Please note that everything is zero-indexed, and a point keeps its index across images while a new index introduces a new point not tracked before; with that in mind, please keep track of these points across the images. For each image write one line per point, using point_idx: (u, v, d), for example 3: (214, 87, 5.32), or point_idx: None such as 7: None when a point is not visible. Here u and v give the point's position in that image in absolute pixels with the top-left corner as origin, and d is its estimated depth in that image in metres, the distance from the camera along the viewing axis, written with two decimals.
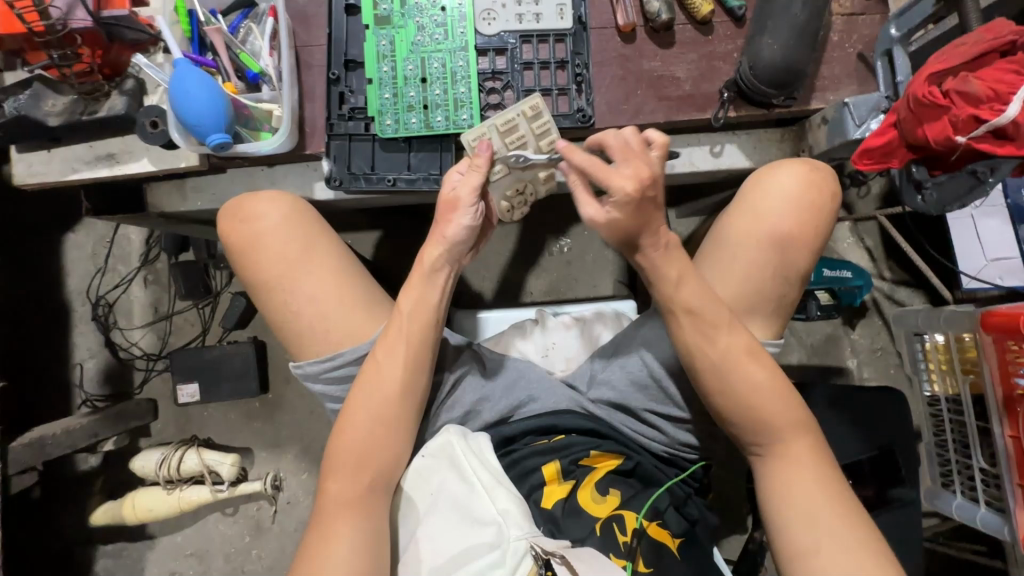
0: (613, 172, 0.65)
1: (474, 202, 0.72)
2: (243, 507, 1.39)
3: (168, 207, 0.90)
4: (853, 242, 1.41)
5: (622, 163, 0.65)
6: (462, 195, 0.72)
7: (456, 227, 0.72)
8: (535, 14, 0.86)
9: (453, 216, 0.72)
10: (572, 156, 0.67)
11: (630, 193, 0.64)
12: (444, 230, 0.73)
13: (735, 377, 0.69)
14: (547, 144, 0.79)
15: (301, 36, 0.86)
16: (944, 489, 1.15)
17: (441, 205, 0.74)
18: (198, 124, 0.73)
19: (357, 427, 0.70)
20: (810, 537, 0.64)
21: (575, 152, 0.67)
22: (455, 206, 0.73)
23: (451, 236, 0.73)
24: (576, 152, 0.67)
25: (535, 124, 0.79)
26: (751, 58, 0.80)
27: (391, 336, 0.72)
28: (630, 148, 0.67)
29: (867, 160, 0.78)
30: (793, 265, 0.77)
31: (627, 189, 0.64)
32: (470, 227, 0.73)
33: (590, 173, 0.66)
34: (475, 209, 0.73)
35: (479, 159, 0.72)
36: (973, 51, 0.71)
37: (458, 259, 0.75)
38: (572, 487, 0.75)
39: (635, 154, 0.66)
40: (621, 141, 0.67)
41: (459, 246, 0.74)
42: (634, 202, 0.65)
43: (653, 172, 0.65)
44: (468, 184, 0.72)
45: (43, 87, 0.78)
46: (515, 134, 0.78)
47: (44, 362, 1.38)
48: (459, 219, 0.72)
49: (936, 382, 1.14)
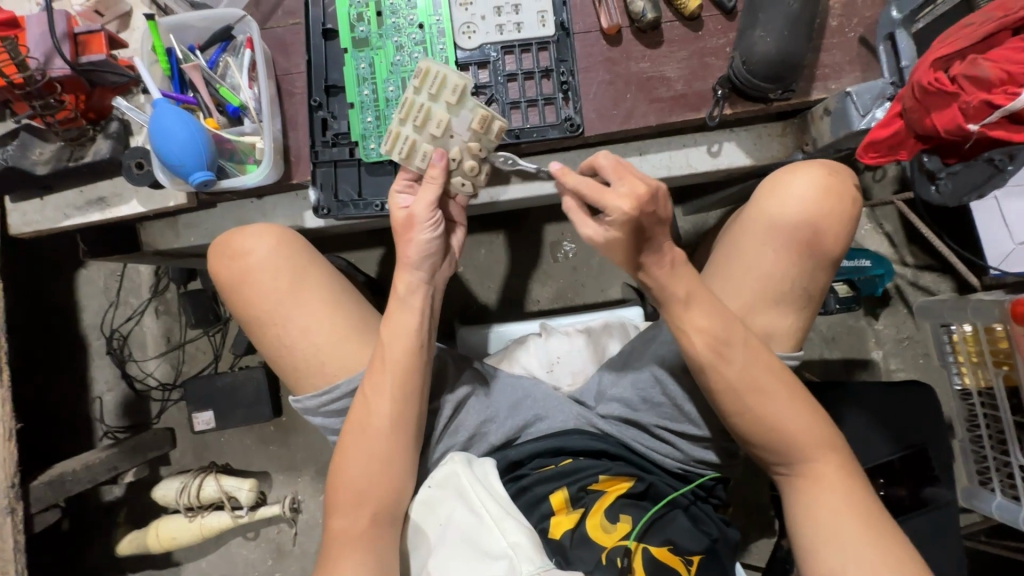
0: (606, 192, 0.61)
1: (429, 214, 0.71)
2: (264, 531, 1.39)
3: (163, 245, 0.91)
4: (872, 229, 1.35)
5: (618, 182, 0.62)
6: (417, 211, 0.70)
7: (417, 244, 0.71)
8: (516, 23, 0.84)
9: (412, 234, 0.71)
10: (566, 179, 0.64)
11: (628, 213, 0.60)
12: (406, 253, 0.71)
13: (754, 395, 0.66)
14: (453, 94, 0.70)
15: (282, 64, 0.85)
16: (982, 488, 1.09)
17: (397, 227, 0.72)
18: (178, 163, 0.73)
19: (354, 464, 0.69)
20: (836, 557, 0.61)
21: (569, 175, 0.64)
22: (412, 223, 0.71)
23: (413, 258, 0.71)
24: (569, 175, 0.63)
25: (427, 86, 0.70)
26: (744, 53, 0.76)
27: (375, 369, 0.70)
28: (624, 165, 0.63)
29: (874, 153, 0.73)
30: (809, 275, 0.73)
31: (623, 210, 0.60)
32: (432, 241, 0.71)
33: (584, 196, 0.63)
34: (434, 223, 0.71)
35: (432, 170, 0.71)
36: (981, 32, 0.67)
37: (431, 272, 0.73)
38: (581, 515, 0.72)
39: (630, 172, 0.62)
40: (612, 161, 0.63)
41: (428, 261, 0.72)
42: (632, 220, 0.60)
43: (650, 187, 0.60)
44: (423, 199, 0.71)
45: (30, 136, 0.79)
46: (418, 111, 0.70)
47: (65, 399, 1.41)
48: (417, 236, 0.71)
49: (967, 375, 1.08)
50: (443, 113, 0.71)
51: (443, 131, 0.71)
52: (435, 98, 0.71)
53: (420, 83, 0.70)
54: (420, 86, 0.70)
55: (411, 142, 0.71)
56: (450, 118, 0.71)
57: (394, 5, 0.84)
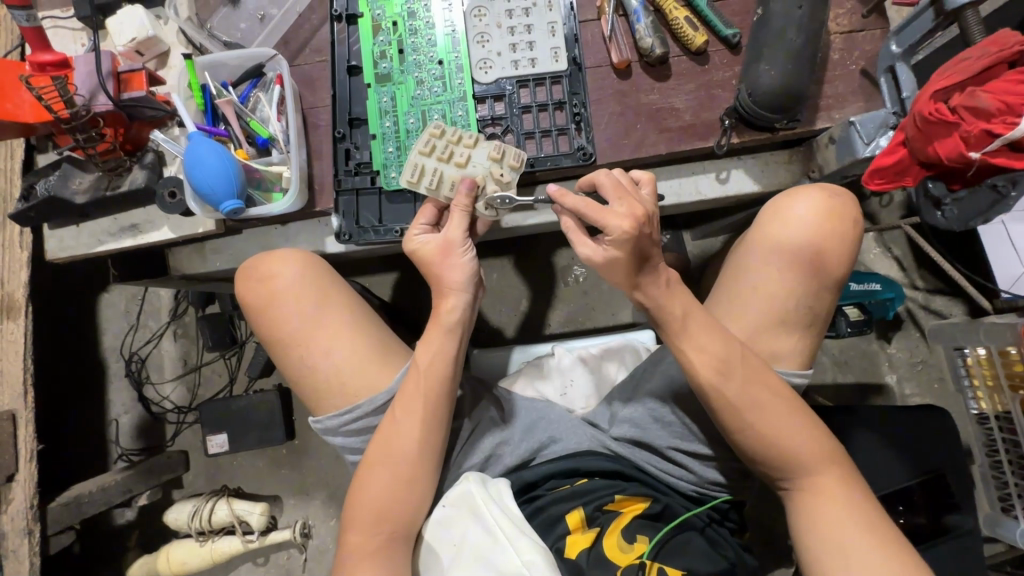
0: (607, 212, 0.63)
1: (464, 240, 0.73)
2: (274, 556, 1.39)
3: (189, 269, 0.94)
4: (880, 252, 1.36)
5: (617, 203, 0.64)
6: (455, 236, 0.73)
7: (457, 267, 0.73)
8: (531, 59, 0.88)
9: (452, 259, 0.72)
10: (564, 200, 0.66)
11: (629, 232, 0.62)
12: (448, 278, 0.73)
13: (757, 410, 0.67)
14: (470, 139, 0.79)
15: (308, 99, 0.89)
16: (1004, 515, 1.07)
17: (435, 255, 0.73)
18: (211, 192, 0.76)
19: (375, 484, 0.70)
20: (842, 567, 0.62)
21: (567, 197, 0.66)
22: (450, 249, 0.73)
23: (457, 282, 0.72)
24: (568, 195, 0.65)
25: (449, 136, 0.78)
26: (750, 86, 0.79)
27: (409, 394, 0.71)
28: (622, 185, 0.66)
29: (879, 180, 0.76)
30: (815, 296, 0.75)
31: (624, 229, 0.62)
32: (473, 263, 0.73)
33: (584, 215, 0.65)
34: (469, 247, 0.74)
35: (461, 197, 0.72)
36: (977, 65, 0.69)
37: (473, 295, 0.74)
38: (597, 535, 0.72)
39: (629, 193, 0.65)
40: (611, 180, 0.66)
41: (466, 286, 0.73)
42: (633, 239, 0.63)
43: (647, 210, 0.64)
44: (455, 225, 0.73)
45: (71, 167, 0.84)
46: (441, 148, 0.77)
47: (82, 421, 1.43)
48: (458, 260, 0.73)
49: (982, 400, 1.08)
50: (464, 148, 0.78)
51: (464, 162, 0.77)
52: (456, 141, 0.79)
53: (440, 132, 0.78)
54: (441, 133, 0.78)
55: (437, 176, 0.76)
56: (470, 151, 0.78)
57: (415, 43, 0.89)
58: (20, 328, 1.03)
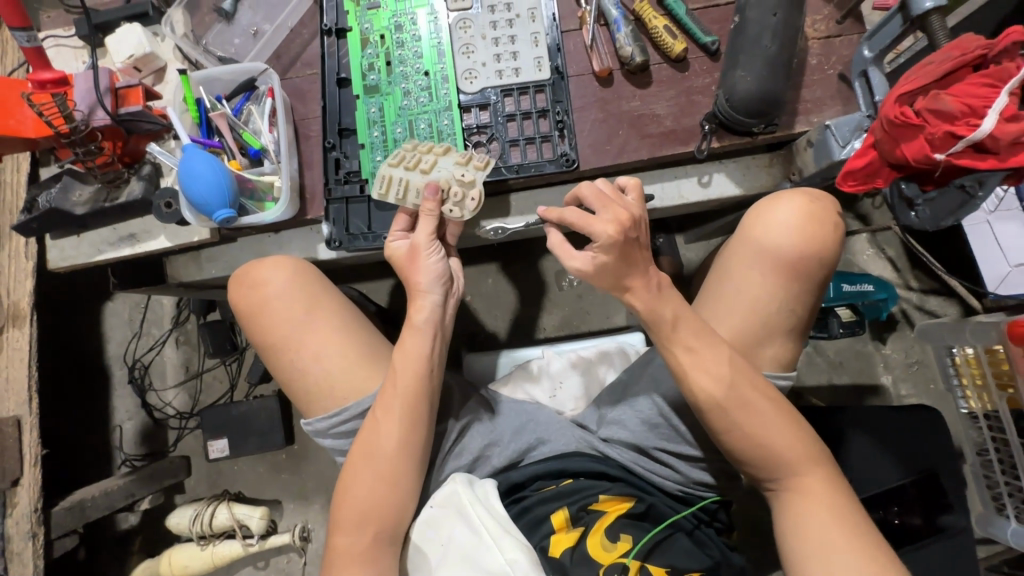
0: (593, 219, 0.66)
1: (430, 242, 0.76)
2: (274, 561, 1.41)
3: (187, 277, 0.97)
4: (873, 253, 1.36)
5: (602, 210, 0.66)
6: (420, 239, 0.76)
7: (426, 269, 0.75)
8: (515, 69, 0.90)
9: (419, 261, 0.75)
10: (551, 214, 0.70)
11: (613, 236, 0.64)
12: (416, 279, 0.75)
13: (735, 410, 0.68)
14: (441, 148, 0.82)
15: (300, 110, 0.92)
16: (998, 515, 1.07)
17: (403, 260, 0.77)
18: (204, 203, 0.79)
19: (360, 485, 0.72)
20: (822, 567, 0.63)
21: (554, 210, 0.69)
22: (417, 253, 0.76)
23: (424, 282, 0.75)
24: (555, 210, 0.69)
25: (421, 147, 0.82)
26: (727, 91, 0.81)
27: (387, 395, 0.73)
28: (606, 194, 0.68)
29: (852, 181, 0.77)
30: (796, 298, 0.76)
31: (609, 233, 0.64)
32: (439, 262, 0.76)
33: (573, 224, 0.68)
34: (437, 249, 0.76)
35: (426, 203, 0.76)
36: (940, 70, 0.71)
37: (444, 294, 0.76)
38: (581, 534, 0.73)
39: (612, 200, 0.67)
40: (595, 190, 0.68)
41: (438, 286, 0.75)
42: (619, 244, 0.65)
43: (632, 214, 0.66)
44: (422, 230, 0.76)
45: (72, 179, 0.87)
46: (411, 158, 0.81)
47: (87, 428, 1.45)
48: (426, 262, 0.75)
49: (973, 399, 1.08)
50: (433, 156, 0.81)
51: (432, 168, 0.80)
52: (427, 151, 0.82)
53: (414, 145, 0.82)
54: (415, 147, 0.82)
55: (405, 184, 0.79)
56: (439, 158, 0.81)
57: (402, 55, 0.91)
58: (24, 336, 1.06)
